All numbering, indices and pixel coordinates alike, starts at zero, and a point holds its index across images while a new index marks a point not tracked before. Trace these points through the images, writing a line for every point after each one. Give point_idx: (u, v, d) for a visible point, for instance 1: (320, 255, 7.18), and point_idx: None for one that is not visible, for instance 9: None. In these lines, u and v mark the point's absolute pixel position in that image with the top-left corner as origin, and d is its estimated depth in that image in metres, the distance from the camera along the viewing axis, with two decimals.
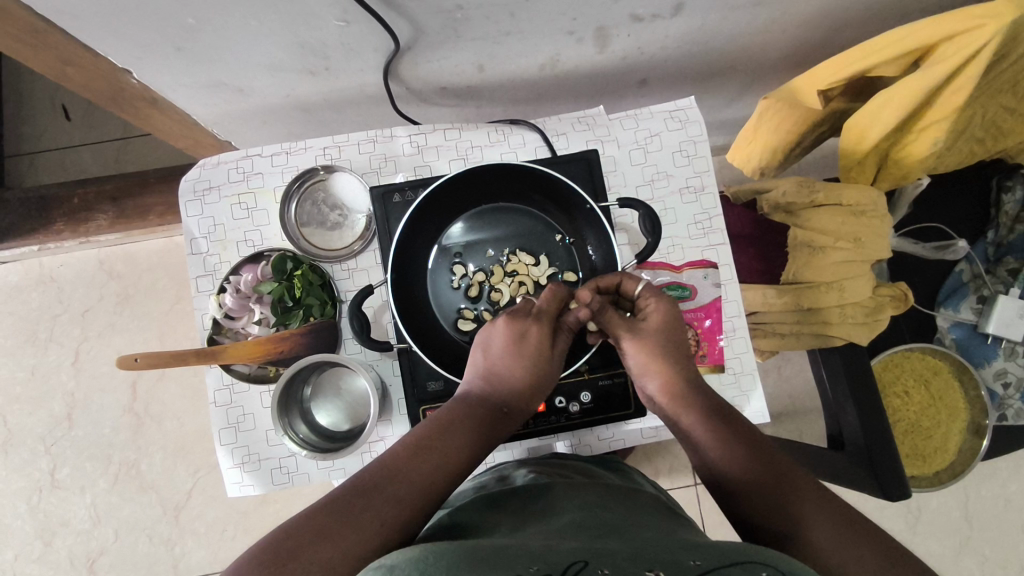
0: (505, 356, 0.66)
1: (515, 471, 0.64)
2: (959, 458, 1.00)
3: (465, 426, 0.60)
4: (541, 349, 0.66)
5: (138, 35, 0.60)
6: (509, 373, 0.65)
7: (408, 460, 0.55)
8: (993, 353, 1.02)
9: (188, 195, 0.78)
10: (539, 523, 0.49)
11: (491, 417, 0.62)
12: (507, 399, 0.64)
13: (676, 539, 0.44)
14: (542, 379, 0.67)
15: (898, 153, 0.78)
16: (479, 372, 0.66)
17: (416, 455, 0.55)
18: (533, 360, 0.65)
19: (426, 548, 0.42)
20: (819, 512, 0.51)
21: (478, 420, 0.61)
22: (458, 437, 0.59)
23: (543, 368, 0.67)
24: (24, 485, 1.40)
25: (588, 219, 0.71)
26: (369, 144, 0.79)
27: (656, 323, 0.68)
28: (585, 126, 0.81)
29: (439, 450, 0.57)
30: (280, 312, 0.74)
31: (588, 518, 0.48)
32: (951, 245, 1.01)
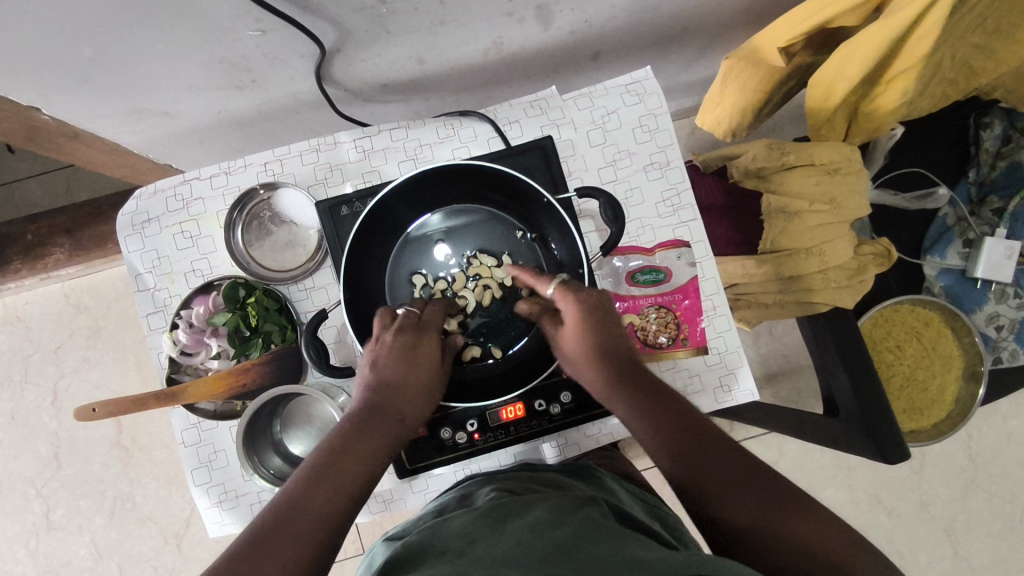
0: (397, 368, 0.59)
1: (480, 489, 0.61)
2: (958, 406, 0.98)
3: (365, 440, 0.55)
4: (429, 360, 0.61)
5: (37, 72, 0.55)
6: (404, 382, 0.59)
7: (300, 496, 0.50)
8: (984, 297, 0.99)
9: (127, 229, 0.73)
10: (488, 548, 0.44)
11: (389, 426, 0.56)
12: (404, 412, 0.58)
13: (627, 552, 0.41)
14: (431, 388, 0.60)
15: (869, 106, 0.74)
16: (371, 387, 0.58)
17: (311, 491, 0.50)
18: (422, 369, 0.60)
19: None
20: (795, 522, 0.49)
21: (374, 433, 0.55)
22: (355, 457, 0.53)
23: (432, 376, 0.61)
24: (21, 529, 1.38)
25: (546, 212, 0.67)
26: (311, 154, 0.75)
27: (574, 327, 0.61)
28: (538, 110, 0.77)
29: (332, 480, 0.51)
30: (238, 343, 0.70)
31: (544, 536, 0.44)
32: (933, 193, 0.99)
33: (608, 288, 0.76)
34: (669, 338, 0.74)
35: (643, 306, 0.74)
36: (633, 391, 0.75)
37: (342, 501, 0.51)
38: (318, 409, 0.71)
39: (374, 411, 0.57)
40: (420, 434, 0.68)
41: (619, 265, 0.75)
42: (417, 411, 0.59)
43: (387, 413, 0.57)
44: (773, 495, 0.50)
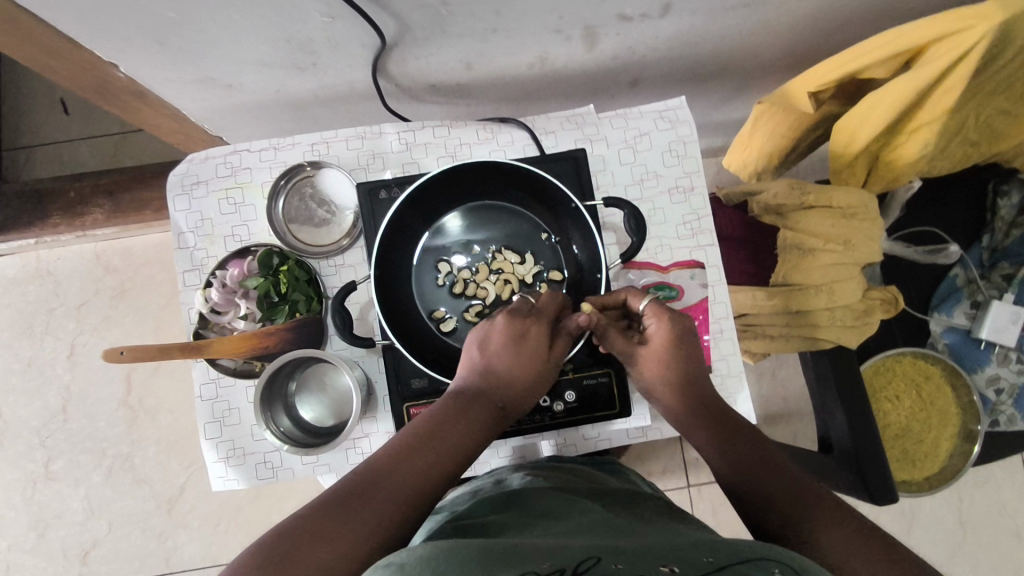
0: (503, 354, 0.64)
1: (514, 473, 0.67)
2: (952, 463, 0.99)
3: (463, 420, 0.60)
4: (538, 349, 0.64)
5: (121, 29, 0.60)
6: (504, 370, 0.63)
7: (399, 461, 0.55)
8: (987, 358, 1.01)
9: (176, 189, 0.78)
10: (537, 527, 0.49)
11: (490, 412, 0.62)
12: (505, 401, 0.63)
13: (689, 539, 0.45)
14: (535, 376, 0.64)
15: (890, 155, 0.77)
16: (476, 369, 0.64)
17: (410, 456, 0.56)
18: (529, 358, 0.64)
19: (434, 548, 0.41)
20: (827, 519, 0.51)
21: (473, 416, 0.61)
22: (453, 435, 0.59)
23: (540, 366, 0.64)
24: (19, 476, 1.41)
25: (573, 217, 0.70)
26: (357, 140, 0.79)
27: (657, 344, 0.64)
28: (574, 125, 0.81)
29: (432, 453, 0.57)
30: (266, 307, 0.74)
31: (592, 522, 0.49)
32: (944, 249, 1.01)
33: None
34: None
35: None
36: (634, 400, 0.77)
37: (440, 470, 0.56)
38: (335, 380, 0.75)
39: (477, 395, 0.62)
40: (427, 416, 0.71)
41: (634, 278, 0.79)
42: (516, 399, 0.64)
43: (487, 399, 0.62)
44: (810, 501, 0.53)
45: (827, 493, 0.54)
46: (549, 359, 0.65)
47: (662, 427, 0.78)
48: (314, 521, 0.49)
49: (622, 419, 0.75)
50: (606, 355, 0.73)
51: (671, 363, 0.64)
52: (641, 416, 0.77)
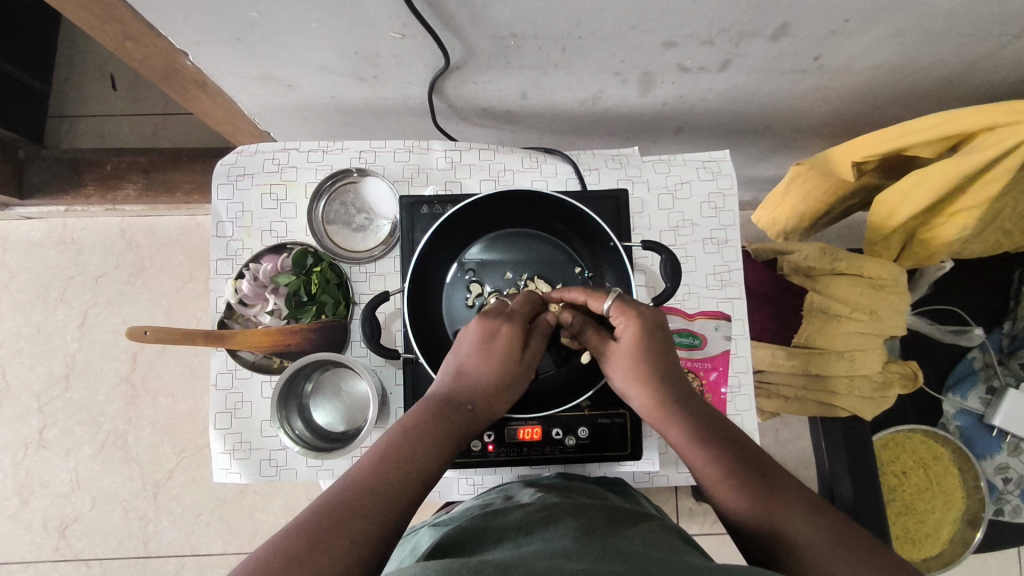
0: (474, 356, 0.62)
1: (522, 489, 0.67)
2: (951, 547, 0.99)
3: (432, 432, 0.57)
4: (510, 350, 0.62)
5: (202, 22, 0.62)
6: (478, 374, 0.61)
7: (375, 476, 0.52)
8: (997, 446, 1.01)
9: (222, 178, 0.79)
10: (539, 543, 0.50)
11: (459, 420, 0.59)
12: (474, 401, 0.60)
13: (683, 562, 0.46)
14: (508, 382, 0.62)
15: (925, 234, 0.77)
16: (450, 371, 0.62)
17: (387, 468, 0.53)
18: (503, 362, 0.62)
19: (431, 565, 0.42)
20: (811, 526, 0.51)
21: (443, 426, 0.58)
22: (427, 440, 0.56)
23: (512, 371, 0.62)
24: (11, 439, 1.40)
25: (610, 256, 0.70)
26: (404, 153, 0.81)
27: (625, 343, 0.61)
28: (617, 164, 0.82)
29: (407, 460, 0.54)
30: (293, 306, 0.74)
31: (591, 541, 0.50)
32: (967, 330, 0.99)
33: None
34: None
35: None
36: (646, 444, 0.76)
37: (410, 486, 0.52)
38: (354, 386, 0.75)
39: (450, 406, 0.59)
40: None
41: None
42: (488, 400, 0.61)
43: (462, 407, 0.60)
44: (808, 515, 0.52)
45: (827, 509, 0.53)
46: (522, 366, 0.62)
47: (670, 474, 0.78)
48: (283, 550, 0.45)
49: (630, 462, 0.74)
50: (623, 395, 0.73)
51: (640, 361, 0.61)
52: (649, 461, 0.76)
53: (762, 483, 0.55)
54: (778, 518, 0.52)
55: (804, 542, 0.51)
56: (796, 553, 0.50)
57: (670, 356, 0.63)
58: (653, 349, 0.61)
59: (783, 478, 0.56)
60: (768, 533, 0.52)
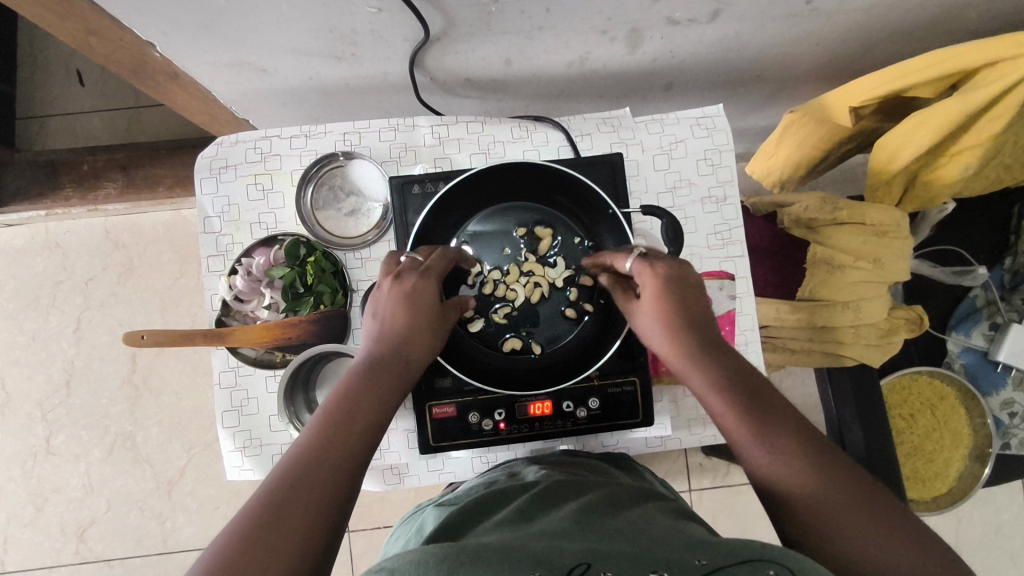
0: (393, 310, 0.60)
1: (526, 468, 0.66)
2: (960, 483, 1.01)
3: (371, 390, 0.55)
4: (431, 304, 0.61)
5: (166, 12, 0.59)
6: (403, 325, 0.59)
7: (323, 444, 0.50)
8: (1003, 381, 1.02)
9: (204, 172, 0.76)
10: (541, 525, 0.50)
11: (392, 374, 0.57)
12: (402, 351, 0.59)
13: (685, 537, 0.46)
14: (431, 331, 0.61)
15: (926, 177, 0.76)
16: (374, 332, 0.60)
17: (333, 433, 0.51)
18: (421, 309, 0.60)
19: (428, 551, 0.42)
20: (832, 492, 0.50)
21: (380, 381, 0.56)
22: (368, 396, 0.54)
23: (432, 320, 0.61)
24: (19, 449, 1.40)
25: (610, 225, 0.68)
26: (389, 133, 0.78)
27: (652, 299, 0.60)
28: (609, 127, 0.80)
29: (351, 421, 0.52)
30: (290, 298, 0.73)
31: (592, 518, 0.50)
32: (971, 271, 0.98)
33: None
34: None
35: None
36: (658, 409, 0.77)
37: (359, 451, 0.51)
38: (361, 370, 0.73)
39: (379, 359, 0.58)
40: (449, 412, 0.70)
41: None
42: (415, 350, 0.59)
43: (387, 358, 0.58)
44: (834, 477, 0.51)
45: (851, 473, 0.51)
46: (441, 316, 0.62)
47: (683, 437, 0.77)
48: (239, 531, 0.44)
49: (643, 428, 0.75)
50: (631, 363, 0.72)
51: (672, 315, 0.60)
52: (662, 425, 0.76)
53: (787, 441, 0.53)
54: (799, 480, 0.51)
55: (822, 509, 0.49)
56: (813, 519, 0.49)
57: (699, 311, 0.60)
58: (676, 302, 0.60)
59: (810, 436, 0.53)
60: (789, 495, 0.51)
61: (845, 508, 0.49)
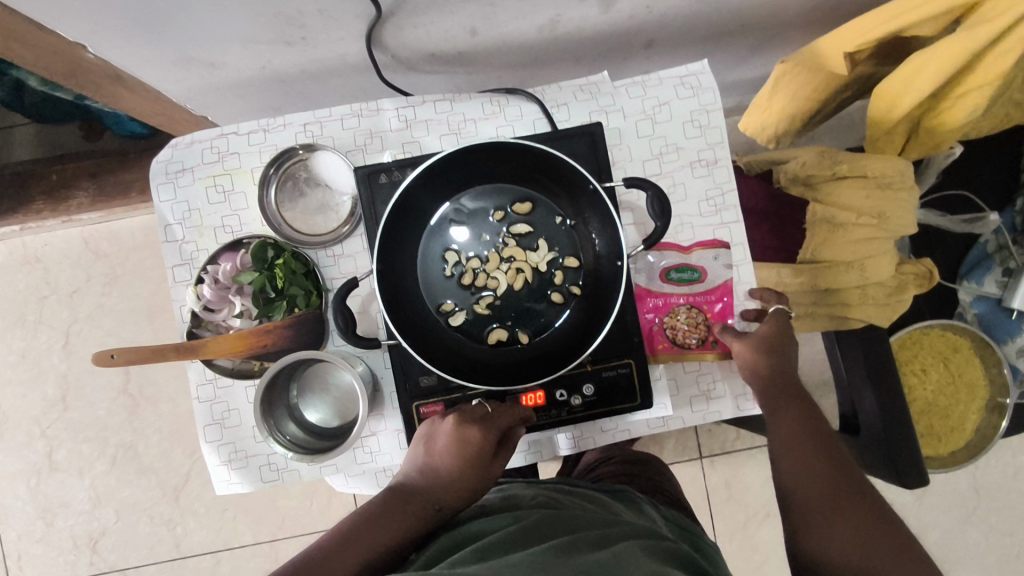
0: (443, 455, 0.62)
1: (525, 493, 0.65)
2: (977, 437, 0.97)
3: (392, 520, 0.57)
4: (480, 457, 0.62)
5: (90, 8, 0.54)
6: (448, 471, 0.61)
7: (329, 557, 0.54)
8: (1019, 329, 0.96)
9: (159, 177, 0.72)
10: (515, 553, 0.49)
11: (420, 514, 0.59)
12: (440, 499, 0.60)
13: None
14: (477, 483, 0.62)
15: (931, 122, 0.70)
16: (417, 466, 0.62)
17: (338, 551, 0.54)
18: (469, 464, 0.61)
19: None
20: (847, 520, 0.58)
21: (407, 517, 0.58)
22: (387, 525, 0.57)
23: (479, 473, 0.62)
24: (21, 467, 1.38)
25: (591, 201, 0.63)
26: (352, 119, 0.73)
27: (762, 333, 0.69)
28: (587, 95, 0.74)
29: (360, 543, 0.55)
30: (261, 304, 0.69)
31: (565, 553, 0.48)
32: (981, 218, 0.94)
33: (640, 282, 0.75)
34: (697, 338, 0.73)
35: (674, 303, 0.74)
36: (657, 389, 0.73)
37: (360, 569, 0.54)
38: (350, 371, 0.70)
39: (417, 499, 0.60)
40: (436, 411, 0.68)
41: (655, 260, 0.74)
42: (455, 499, 0.61)
43: (424, 498, 0.60)
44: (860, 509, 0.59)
45: (879, 510, 0.59)
46: (489, 467, 0.63)
47: (685, 415, 0.74)
48: None
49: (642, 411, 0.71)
50: (625, 344, 0.69)
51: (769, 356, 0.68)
52: (662, 406, 0.73)
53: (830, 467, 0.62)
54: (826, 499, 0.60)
55: (833, 528, 0.58)
56: (823, 530, 0.59)
57: (790, 360, 0.69)
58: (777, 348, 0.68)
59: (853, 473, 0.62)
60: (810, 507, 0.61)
61: (857, 535, 0.57)
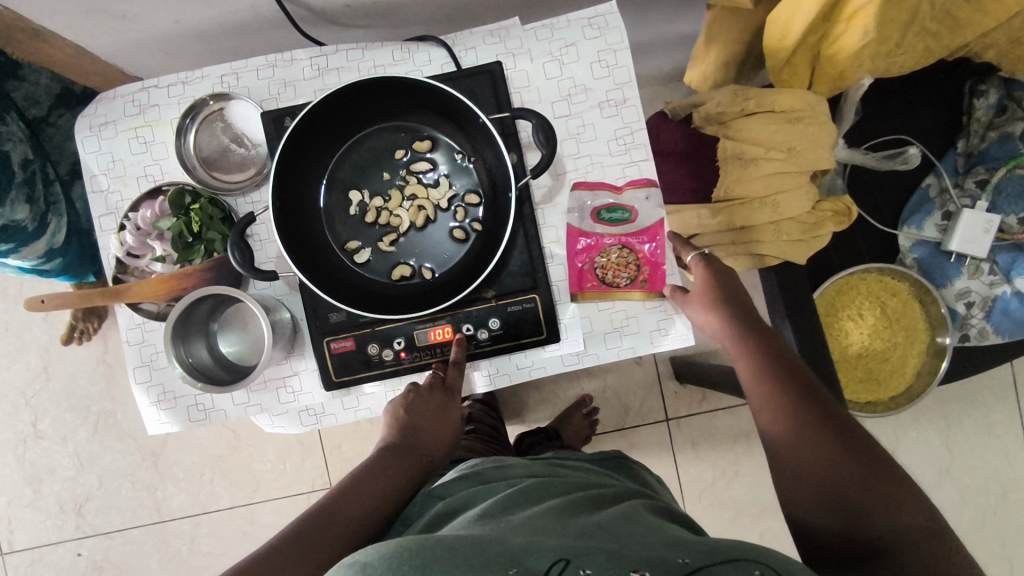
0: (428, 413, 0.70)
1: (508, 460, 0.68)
2: (918, 380, 0.98)
3: (389, 475, 0.66)
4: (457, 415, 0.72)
5: None
6: (433, 428, 0.70)
7: (338, 511, 0.61)
8: (957, 271, 0.97)
9: (84, 130, 0.75)
10: (520, 516, 0.51)
11: (412, 466, 0.68)
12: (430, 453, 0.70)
13: (664, 536, 0.48)
14: (452, 434, 0.73)
15: (831, 50, 0.71)
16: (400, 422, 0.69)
17: (344, 504, 0.61)
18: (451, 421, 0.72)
19: (397, 546, 0.44)
20: (829, 454, 0.57)
21: (402, 470, 0.67)
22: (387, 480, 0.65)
23: (455, 426, 0.73)
24: (8, 435, 1.44)
25: (482, 133, 0.65)
26: (268, 69, 0.75)
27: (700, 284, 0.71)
28: (496, 39, 0.75)
29: (366, 500, 0.62)
30: (181, 248, 0.71)
31: (570, 516, 0.51)
32: (902, 152, 0.93)
33: (572, 222, 0.75)
34: (627, 278, 0.74)
35: (605, 243, 0.74)
36: (568, 324, 0.74)
37: (366, 518, 0.61)
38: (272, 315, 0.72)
39: (405, 454, 0.68)
40: (349, 345, 0.71)
41: (586, 200, 0.75)
42: (437, 449, 0.71)
43: (414, 453, 0.69)
44: (845, 445, 0.58)
45: (864, 446, 0.57)
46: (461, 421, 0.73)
47: (599, 352, 0.74)
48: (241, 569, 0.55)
49: (552, 345, 0.73)
50: (529, 279, 0.72)
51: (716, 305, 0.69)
52: (573, 341, 0.74)
53: (804, 403, 0.61)
54: (803, 438, 0.59)
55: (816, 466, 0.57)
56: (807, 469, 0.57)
57: (742, 303, 0.70)
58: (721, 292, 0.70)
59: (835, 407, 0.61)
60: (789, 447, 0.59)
61: (838, 471, 0.56)
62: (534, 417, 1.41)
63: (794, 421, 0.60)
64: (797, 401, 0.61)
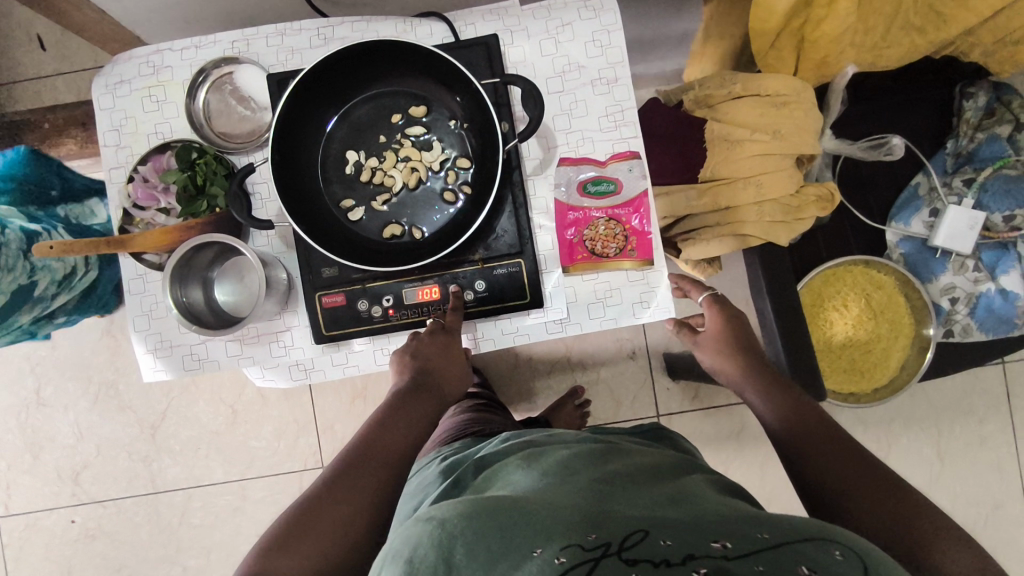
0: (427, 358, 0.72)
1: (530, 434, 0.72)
2: (901, 375, 1.00)
3: (402, 417, 0.70)
4: (458, 358, 0.74)
5: None
6: (440, 373, 0.73)
7: (360, 456, 0.67)
8: (943, 267, 0.98)
9: (100, 87, 0.79)
10: (590, 479, 0.53)
11: (421, 409, 0.72)
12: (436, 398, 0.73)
13: (735, 511, 0.48)
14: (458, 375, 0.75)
15: (813, 34, 0.76)
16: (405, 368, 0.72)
17: (366, 452, 0.67)
18: (452, 363, 0.73)
19: (471, 514, 0.48)
20: (826, 453, 0.63)
21: (410, 412, 0.71)
22: (400, 427, 0.70)
23: (458, 368, 0.75)
24: (11, 401, 1.47)
25: (475, 95, 0.69)
26: (276, 37, 0.79)
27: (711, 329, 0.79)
28: (495, 16, 0.78)
29: (381, 448, 0.68)
30: (184, 201, 0.74)
31: (641, 487, 0.52)
32: (885, 142, 0.98)
33: (561, 197, 0.76)
34: (616, 248, 0.75)
35: (592, 216, 0.75)
36: (554, 294, 0.77)
37: (385, 463, 0.67)
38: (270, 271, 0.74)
39: (413, 398, 0.72)
40: (340, 301, 0.74)
41: (572, 174, 0.76)
42: (444, 389, 0.74)
43: (423, 397, 0.72)
44: (846, 451, 0.63)
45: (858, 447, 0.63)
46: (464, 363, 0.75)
47: (582, 321, 0.76)
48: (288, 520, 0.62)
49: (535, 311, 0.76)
50: (515, 245, 0.74)
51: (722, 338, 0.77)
52: (557, 309, 0.76)
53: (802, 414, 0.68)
54: (802, 443, 0.65)
55: (819, 464, 0.62)
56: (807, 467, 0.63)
57: (749, 338, 0.77)
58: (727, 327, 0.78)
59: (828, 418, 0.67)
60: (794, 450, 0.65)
61: (838, 469, 0.61)
62: (526, 405, 1.43)
63: (791, 425, 0.67)
64: (797, 414, 0.67)
